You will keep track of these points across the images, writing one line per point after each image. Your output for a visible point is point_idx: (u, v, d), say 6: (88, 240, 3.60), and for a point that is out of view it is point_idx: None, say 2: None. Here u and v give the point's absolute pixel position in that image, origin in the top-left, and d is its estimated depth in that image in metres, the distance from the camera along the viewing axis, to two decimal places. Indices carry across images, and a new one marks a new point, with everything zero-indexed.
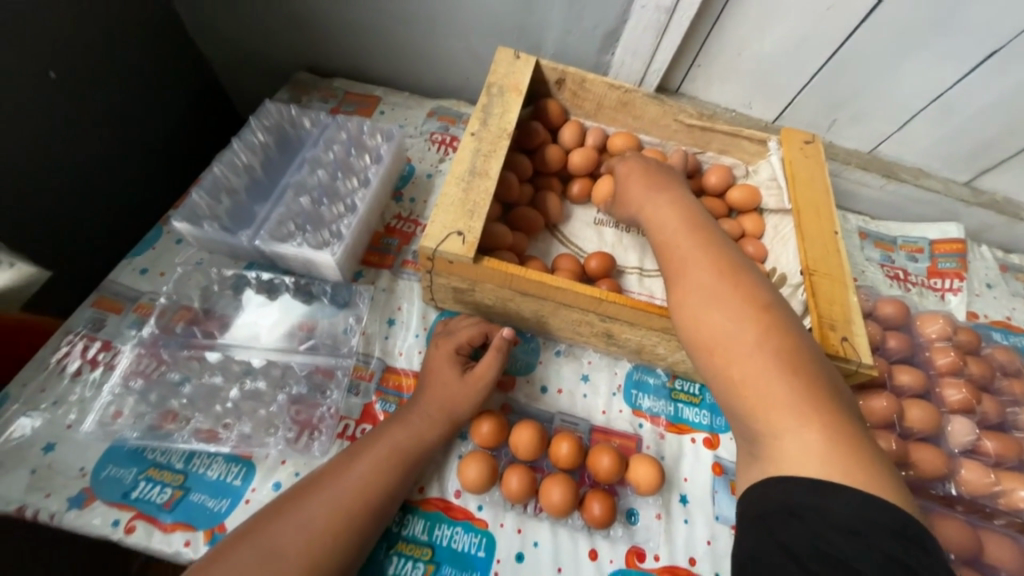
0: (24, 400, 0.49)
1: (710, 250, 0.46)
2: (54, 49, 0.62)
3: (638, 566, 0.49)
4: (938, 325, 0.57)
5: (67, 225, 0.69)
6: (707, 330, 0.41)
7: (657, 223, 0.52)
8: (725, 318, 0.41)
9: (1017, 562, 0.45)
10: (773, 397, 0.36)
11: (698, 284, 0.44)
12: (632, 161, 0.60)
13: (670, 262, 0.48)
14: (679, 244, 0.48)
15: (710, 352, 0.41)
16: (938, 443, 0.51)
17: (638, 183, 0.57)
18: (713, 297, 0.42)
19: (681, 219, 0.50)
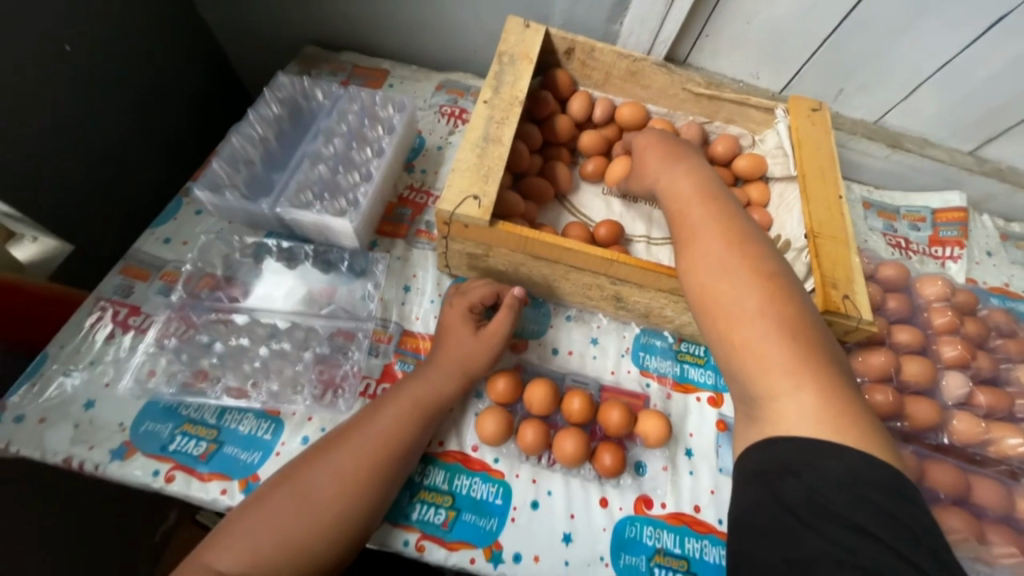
0: (62, 361, 0.51)
1: (722, 215, 0.48)
2: (69, 21, 0.62)
3: (646, 513, 0.52)
4: (936, 287, 0.59)
5: (87, 198, 0.70)
6: (715, 289, 0.43)
7: (669, 192, 0.54)
8: (733, 277, 0.43)
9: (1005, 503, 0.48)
10: (775, 346, 0.39)
11: (707, 246, 0.46)
12: (646, 136, 0.61)
13: (681, 229, 0.49)
14: (691, 210, 0.50)
15: (718, 310, 0.43)
16: (933, 396, 0.53)
17: (650, 155, 0.59)
18: (722, 257, 0.44)
19: (693, 187, 0.52)
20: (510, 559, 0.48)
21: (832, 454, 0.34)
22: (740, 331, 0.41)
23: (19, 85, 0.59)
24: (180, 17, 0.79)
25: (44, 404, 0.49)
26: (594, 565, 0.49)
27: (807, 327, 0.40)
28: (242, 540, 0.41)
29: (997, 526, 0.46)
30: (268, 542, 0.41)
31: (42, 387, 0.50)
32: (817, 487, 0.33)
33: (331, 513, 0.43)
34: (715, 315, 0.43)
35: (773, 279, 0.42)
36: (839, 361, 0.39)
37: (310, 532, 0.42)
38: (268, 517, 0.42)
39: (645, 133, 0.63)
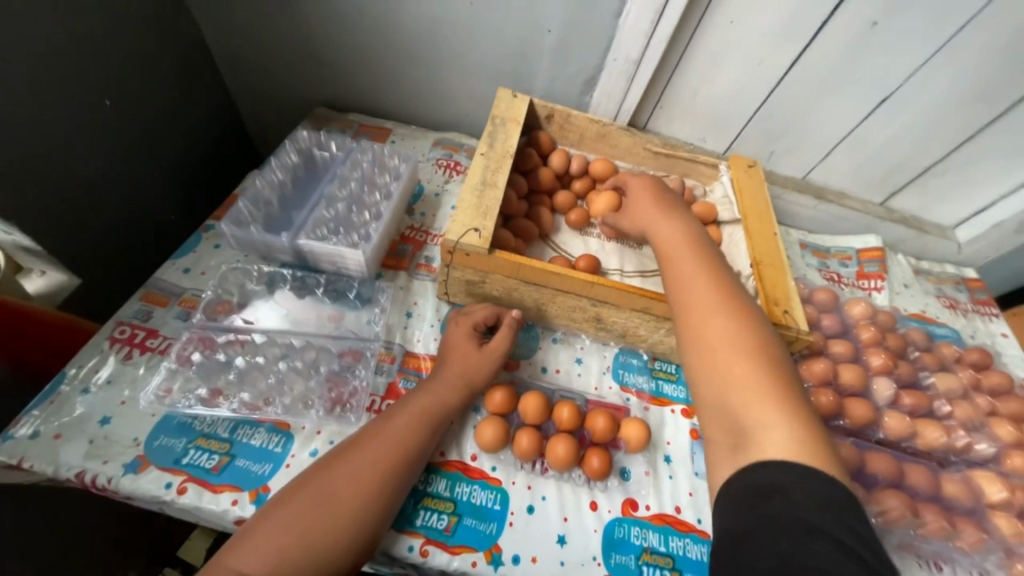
0: (79, 381, 0.54)
1: (709, 265, 0.57)
2: (112, 81, 0.71)
3: (632, 514, 0.57)
4: (860, 308, 0.71)
5: (103, 235, 0.75)
6: (705, 320, 0.50)
7: (665, 241, 0.62)
8: (721, 313, 0.50)
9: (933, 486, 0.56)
10: (727, 341, 0.48)
11: (699, 288, 0.54)
12: (642, 189, 0.71)
13: (673, 271, 0.58)
14: (683, 258, 0.58)
15: (704, 335, 0.49)
16: (868, 399, 0.63)
17: (644, 208, 0.68)
18: (712, 299, 0.52)
19: (684, 240, 0.61)
20: (509, 561, 0.52)
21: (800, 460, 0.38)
22: (721, 355, 0.47)
23: (62, 133, 0.65)
24: (205, 81, 0.89)
25: (59, 421, 0.51)
26: (587, 564, 0.53)
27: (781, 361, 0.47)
28: (262, 543, 0.43)
29: (928, 504, 0.54)
30: (287, 545, 0.43)
31: (59, 406, 0.52)
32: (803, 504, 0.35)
33: (346, 518, 0.46)
34: (702, 340, 0.49)
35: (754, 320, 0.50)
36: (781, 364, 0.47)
37: (327, 536, 0.44)
38: (287, 522, 0.44)
39: (640, 184, 0.71)
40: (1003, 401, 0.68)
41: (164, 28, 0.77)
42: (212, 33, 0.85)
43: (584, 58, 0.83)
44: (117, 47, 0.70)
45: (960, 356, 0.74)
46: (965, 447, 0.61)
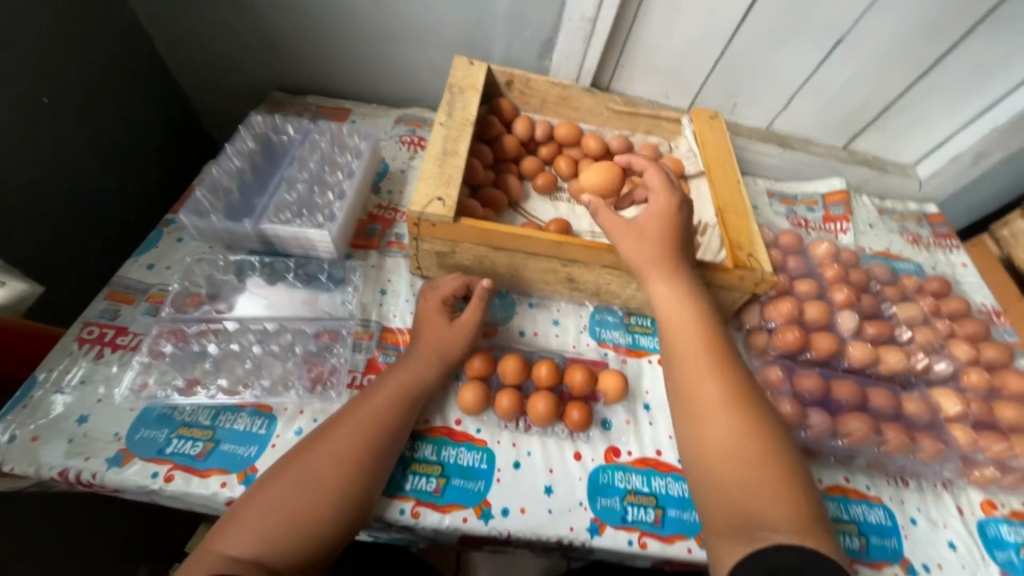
0: (51, 383, 0.53)
1: (715, 356, 0.53)
2: (46, 77, 0.68)
3: (615, 460, 0.60)
4: (824, 247, 0.73)
5: (60, 241, 0.73)
6: (713, 433, 0.49)
7: (668, 314, 0.57)
8: (729, 425, 0.49)
9: (892, 404, 0.60)
10: (749, 462, 0.46)
11: (708, 392, 0.51)
12: (655, 227, 0.59)
13: (680, 365, 0.54)
14: (689, 348, 0.54)
15: (712, 450, 0.48)
16: (832, 332, 0.65)
17: (653, 263, 0.58)
18: (722, 408, 0.50)
19: (693, 318, 0.56)
20: (499, 514, 0.54)
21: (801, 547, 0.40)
22: (728, 471, 0.47)
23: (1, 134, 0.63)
24: (149, 73, 0.85)
25: (35, 423, 0.50)
26: (574, 509, 0.55)
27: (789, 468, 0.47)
28: (248, 524, 0.44)
29: (889, 422, 0.59)
30: (271, 527, 0.44)
31: (33, 408, 0.51)
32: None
33: (329, 497, 0.47)
34: (710, 459, 0.48)
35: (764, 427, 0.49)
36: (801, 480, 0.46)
37: (309, 515, 0.45)
38: (270, 504, 0.45)
39: (651, 220, 0.60)
40: (960, 324, 0.72)
41: (97, 18, 0.74)
42: (149, 20, 0.82)
43: (539, 19, 0.81)
44: (48, 40, 0.67)
45: (921, 286, 0.77)
46: (924, 368, 0.65)
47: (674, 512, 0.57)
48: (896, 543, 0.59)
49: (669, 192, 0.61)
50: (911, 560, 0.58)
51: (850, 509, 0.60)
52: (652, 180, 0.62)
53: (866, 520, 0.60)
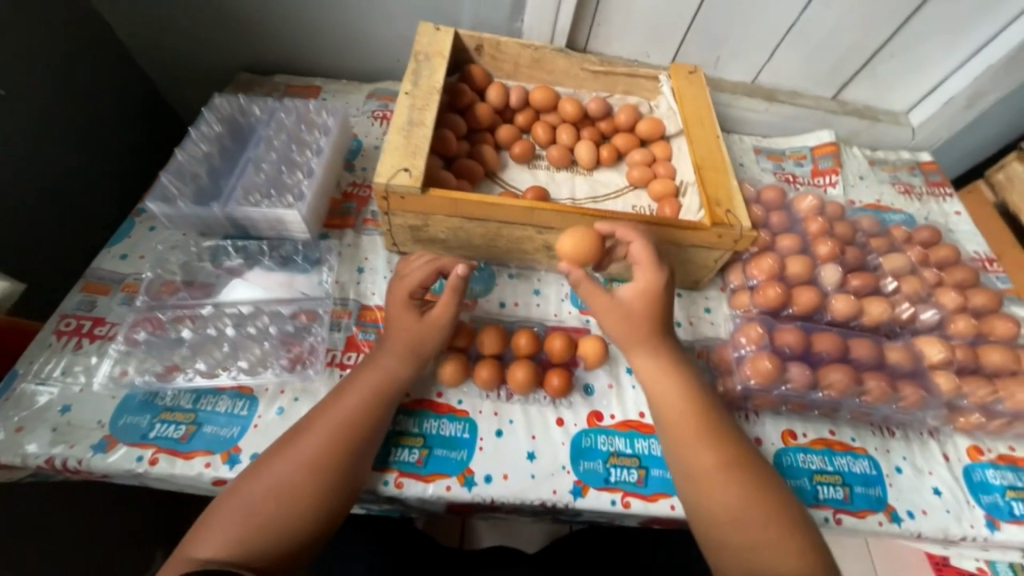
0: (32, 376, 0.53)
1: (704, 424, 0.52)
2: (0, 68, 0.66)
3: (598, 424, 0.60)
4: (809, 201, 0.71)
5: (36, 237, 0.72)
6: (705, 500, 0.49)
7: (653, 383, 0.56)
8: (719, 488, 0.49)
9: (874, 354, 0.60)
10: (753, 519, 0.47)
11: (701, 457, 0.51)
12: (638, 308, 0.56)
13: (671, 438, 0.53)
14: (678, 421, 0.53)
15: (706, 515, 0.48)
16: (816, 287, 0.64)
17: (631, 343, 0.57)
18: (713, 473, 0.50)
19: (680, 392, 0.54)
20: (482, 480, 0.54)
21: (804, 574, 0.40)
22: (721, 528, 0.47)
23: None
24: (110, 59, 0.83)
25: (20, 414, 0.51)
26: (557, 473, 0.56)
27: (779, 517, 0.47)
28: (222, 528, 0.44)
29: (871, 372, 0.59)
30: (241, 530, 0.44)
31: (15, 401, 0.52)
32: None
33: (301, 500, 0.46)
34: (703, 520, 0.49)
35: (753, 482, 0.49)
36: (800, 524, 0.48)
37: (280, 518, 0.45)
38: (243, 506, 0.45)
39: (634, 300, 0.56)
40: (948, 272, 0.71)
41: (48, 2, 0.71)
42: (101, 1, 0.78)
43: None
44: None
45: (910, 237, 0.75)
46: (909, 318, 0.64)
47: (656, 471, 0.57)
48: (881, 491, 0.60)
49: (653, 271, 0.56)
50: (895, 507, 0.59)
51: (834, 461, 0.60)
52: (635, 256, 0.57)
53: (850, 471, 0.60)
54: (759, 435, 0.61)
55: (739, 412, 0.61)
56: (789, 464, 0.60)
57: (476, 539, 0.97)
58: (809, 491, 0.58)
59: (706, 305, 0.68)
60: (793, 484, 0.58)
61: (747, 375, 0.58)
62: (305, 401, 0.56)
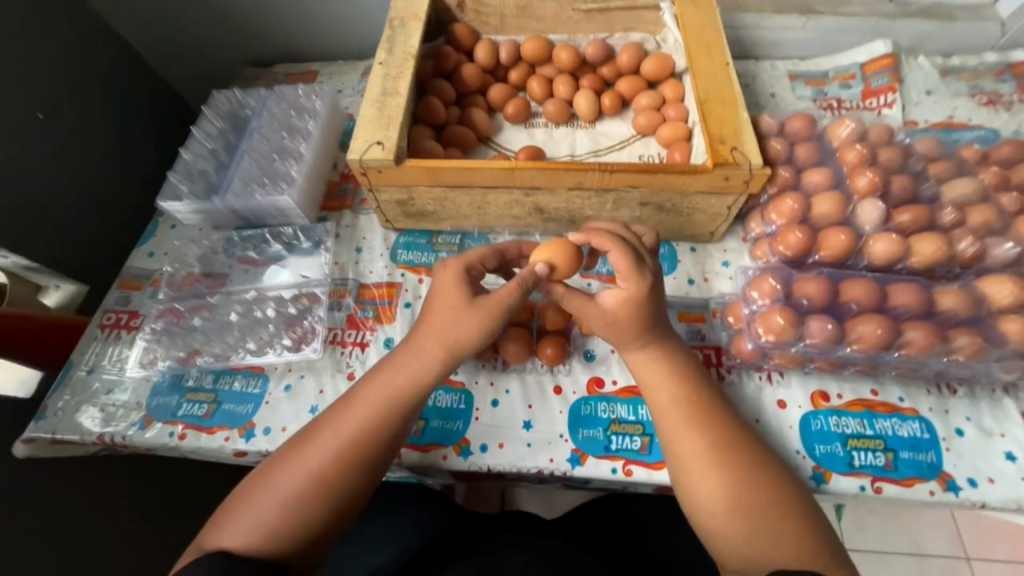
0: (84, 364, 0.61)
1: (699, 410, 0.49)
2: (36, 92, 0.71)
3: (599, 391, 0.57)
4: (847, 127, 0.60)
5: (94, 244, 0.80)
6: (700, 489, 0.46)
7: (647, 377, 0.52)
8: (714, 478, 0.46)
9: (920, 301, 0.51)
10: (765, 514, 0.44)
11: (701, 451, 0.47)
12: (621, 313, 0.50)
13: (662, 425, 0.50)
14: (669, 408, 0.49)
15: (701, 505, 0.46)
16: (848, 228, 0.56)
17: (618, 337, 0.51)
18: (708, 462, 0.46)
19: (671, 383, 0.50)
20: (478, 450, 0.54)
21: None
22: (721, 521, 0.44)
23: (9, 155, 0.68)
24: (132, 71, 0.87)
25: (76, 398, 0.59)
26: (554, 442, 0.55)
27: (784, 511, 0.44)
28: (238, 526, 0.42)
29: (913, 322, 0.51)
30: (261, 524, 0.41)
31: (72, 387, 0.59)
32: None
33: (318, 495, 0.43)
34: (697, 511, 0.46)
35: (755, 472, 0.46)
36: (810, 516, 0.45)
37: (297, 514, 0.42)
38: (262, 498, 0.43)
39: (618, 309, 0.50)
40: None
41: (65, 21, 0.75)
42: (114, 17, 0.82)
43: None
44: (29, 56, 0.70)
45: (986, 156, 0.62)
46: (974, 255, 0.54)
47: None
48: (935, 457, 0.52)
49: (636, 279, 0.49)
50: (952, 475, 0.51)
51: (875, 424, 0.53)
52: (615, 266, 0.50)
53: (895, 435, 0.53)
54: (782, 397, 0.55)
55: (755, 372, 0.56)
56: (818, 428, 0.53)
57: (517, 502, 1.00)
58: (842, 457, 0.52)
59: (724, 258, 0.63)
60: (822, 450, 0.52)
61: (759, 333, 0.52)
62: (309, 379, 0.59)
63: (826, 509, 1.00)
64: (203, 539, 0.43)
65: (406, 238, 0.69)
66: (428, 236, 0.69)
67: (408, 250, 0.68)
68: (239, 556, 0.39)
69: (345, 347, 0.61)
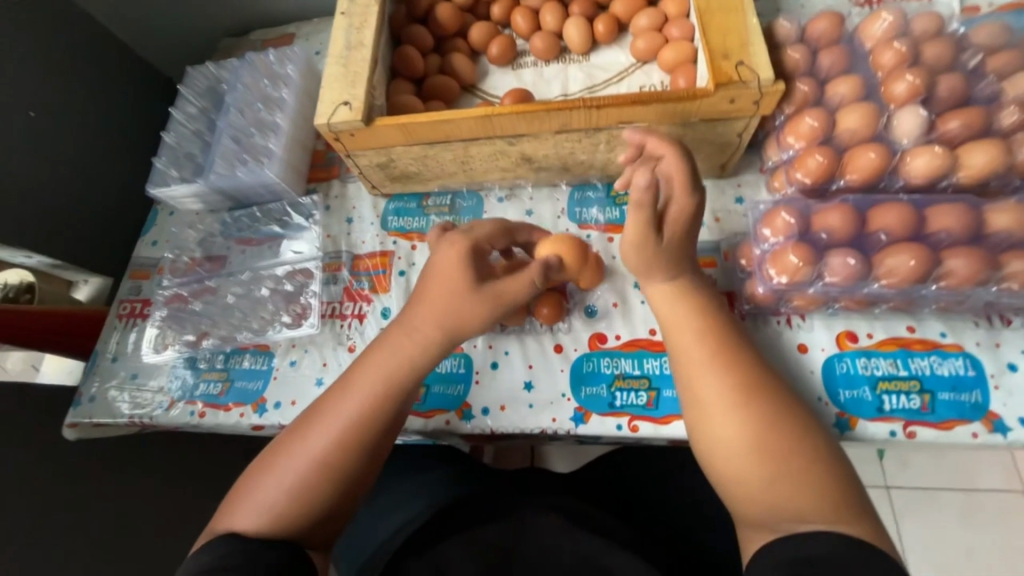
0: (107, 352, 0.64)
1: (724, 349, 0.46)
2: (28, 90, 0.70)
3: (601, 347, 0.55)
4: (883, 22, 0.50)
5: (107, 238, 0.82)
6: (719, 430, 0.43)
7: (668, 314, 0.49)
8: (735, 418, 0.43)
9: (966, 224, 0.44)
10: (793, 456, 0.41)
11: (722, 388, 0.44)
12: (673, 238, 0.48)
13: (681, 367, 0.47)
14: (691, 347, 0.47)
15: (720, 447, 0.43)
16: (881, 142, 0.48)
17: (646, 271, 0.50)
18: (729, 402, 0.44)
19: (695, 318, 0.48)
20: (480, 413, 0.54)
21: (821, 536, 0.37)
22: (741, 463, 0.41)
23: (9, 157, 0.68)
24: (121, 56, 0.83)
25: (104, 384, 0.62)
26: (556, 401, 0.53)
27: (812, 456, 0.41)
28: (247, 505, 0.41)
29: (956, 249, 0.44)
30: (265, 509, 0.41)
31: (98, 375, 0.63)
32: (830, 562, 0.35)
33: (326, 476, 0.42)
34: (715, 451, 0.43)
35: (781, 414, 0.43)
36: (839, 466, 0.41)
37: (306, 496, 0.41)
38: (268, 480, 0.42)
39: (670, 225, 0.48)
40: None
41: (38, 7, 0.71)
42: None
43: None
44: (9, 51, 0.68)
45: None
46: None
47: (669, 392, 0.52)
48: (980, 397, 0.46)
49: (688, 195, 0.47)
50: (1001, 415, 0.46)
51: (910, 364, 0.48)
52: (667, 174, 0.48)
53: (933, 375, 0.47)
54: (802, 341, 0.50)
55: (772, 317, 0.51)
56: (843, 372, 0.49)
57: (548, 462, 1.02)
58: (870, 402, 0.48)
59: (738, 194, 0.57)
60: (848, 395, 0.48)
61: (771, 275, 0.47)
62: (313, 353, 0.60)
63: (864, 450, 0.96)
64: (215, 523, 0.43)
65: (395, 204, 0.67)
66: (417, 199, 0.66)
67: (399, 216, 0.66)
68: (251, 539, 0.39)
69: (344, 319, 0.61)
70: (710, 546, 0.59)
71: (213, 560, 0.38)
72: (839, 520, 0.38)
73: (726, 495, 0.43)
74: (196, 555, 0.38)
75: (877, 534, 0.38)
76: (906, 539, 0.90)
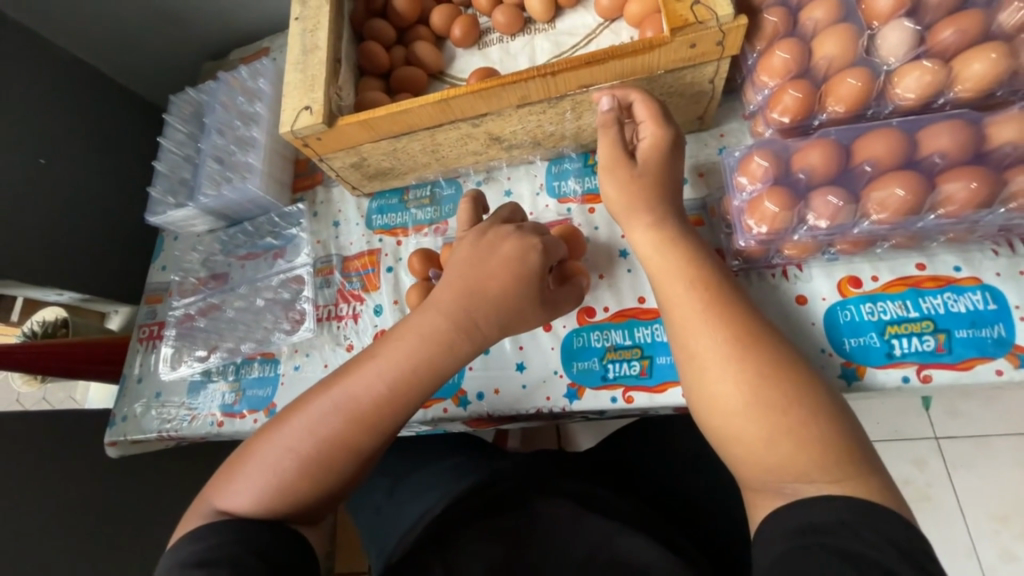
0: (133, 373, 0.68)
1: (718, 303, 0.42)
2: (35, 139, 0.74)
3: (590, 321, 0.54)
4: None
5: (125, 269, 0.87)
6: (713, 386, 0.40)
7: (657, 270, 0.46)
8: (729, 374, 0.39)
9: (967, 143, 0.40)
10: (794, 412, 0.37)
11: (715, 345, 0.41)
12: (652, 167, 0.48)
13: (673, 322, 0.44)
14: (682, 302, 0.43)
15: (715, 405, 0.40)
16: (866, 66, 0.44)
17: (628, 210, 0.48)
18: (721, 357, 0.40)
19: (681, 272, 0.44)
20: (475, 399, 0.54)
21: (827, 501, 0.34)
22: (739, 424, 0.38)
23: (28, 204, 0.73)
24: (111, 95, 0.86)
25: (133, 403, 0.66)
26: (549, 379, 0.53)
27: (813, 409, 0.37)
28: (241, 483, 0.40)
29: (955, 172, 0.40)
30: (260, 490, 0.39)
31: (128, 395, 0.67)
32: (836, 527, 0.33)
33: (319, 461, 0.40)
34: (712, 414, 0.40)
35: (780, 365, 0.39)
36: (846, 418, 0.38)
37: (312, 475, 0.40)
38: (278, 452, 0.40)
39: (649, 157, 0.48)
40: None
41: (31, 59, 0.75)
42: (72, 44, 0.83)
43: None
44: (14, 104, 0.72)
45: None
46: None
47: (663, 359, 0.51)
48: (1004, 330, 0.42)
49: (662, 125, 0.48)
50: None
51: (921, 304, 0.44)
52: (639, 114, 0.48)
53: (947, 313, 0.44)
54: (801, 292, 0.47)
55: (766, 271, 0.48)
56: (847, 320, 0.46)
57: (573, 440, 1.02)
58: (879, 348, 0.44)
59: (721, 145, 0.54)
60: (853, 344, 0.45)
61: (750, 227, 0.45)
62: (314, 356, 0.62)
63: (906, 402, 0.90)
64: (204, 495, 0.42)
65: (378, 202, 0.67)
66: (398, 195, 0.66)
67: (382, 214, 0.66)
68: (241, 518, 0.38)
69: (340, 321, 0.63)
70: (718, 520, 0.58)
71: (220, 545, 0.36)
72: (844, 477, 0.35)
73: (727, 459, 0.40)
74: (190, 534, 0.38)
75: (889, 491, 0.35)
76: (960, 493, 0.84)
